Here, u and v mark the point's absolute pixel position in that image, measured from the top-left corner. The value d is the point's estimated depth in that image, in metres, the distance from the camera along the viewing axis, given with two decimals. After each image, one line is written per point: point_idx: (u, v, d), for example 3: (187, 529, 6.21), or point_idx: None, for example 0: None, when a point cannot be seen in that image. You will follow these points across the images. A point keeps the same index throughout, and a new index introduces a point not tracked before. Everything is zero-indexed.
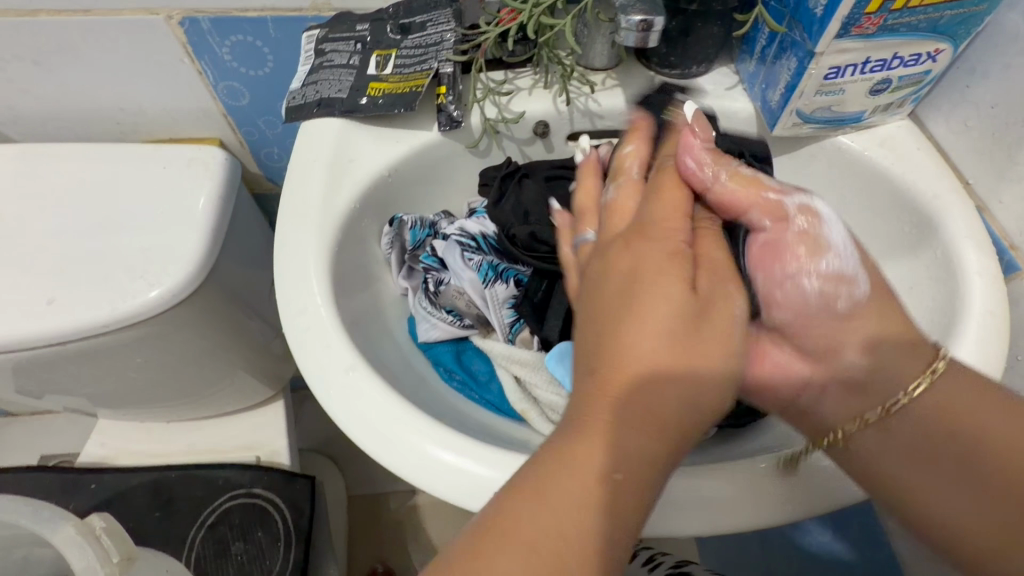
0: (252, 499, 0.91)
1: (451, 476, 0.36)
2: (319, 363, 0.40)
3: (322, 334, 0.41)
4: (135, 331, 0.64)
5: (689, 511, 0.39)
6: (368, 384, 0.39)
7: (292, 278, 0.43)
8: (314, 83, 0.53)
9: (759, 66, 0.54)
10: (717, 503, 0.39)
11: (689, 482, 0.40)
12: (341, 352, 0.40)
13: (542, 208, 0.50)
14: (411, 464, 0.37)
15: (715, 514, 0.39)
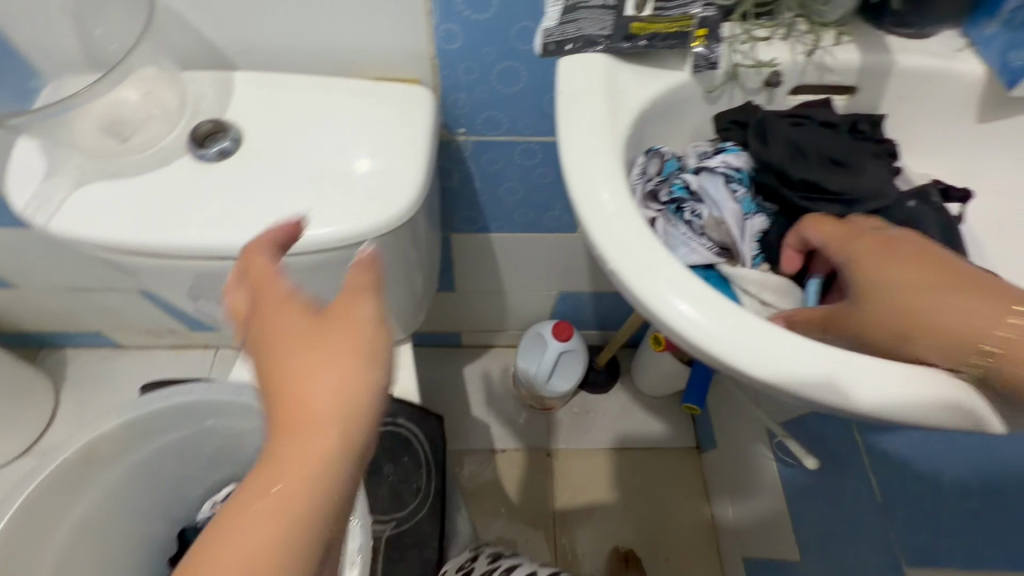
0: (398, 428, 0.98)
1: (728, 336, 0.41)
2: (616, 233, 0.45)
3: (626, 218, 0.46)
4: (361, 249, 0.71)
5: (916, 402, 0.39)
6: (657, 254, 0.45)
7: (594, 175, 0.48)
8: (573, 22, 0.57)
9: (1001, 30, 0.57)
10: (949, 406, 0.39)
11: (938, 379, 0.40)
12: (643, 237, 0.45)
13: (800, 151, 0.54)
14: (698, 322, 0.42)
15: (938, 413, 0.39)
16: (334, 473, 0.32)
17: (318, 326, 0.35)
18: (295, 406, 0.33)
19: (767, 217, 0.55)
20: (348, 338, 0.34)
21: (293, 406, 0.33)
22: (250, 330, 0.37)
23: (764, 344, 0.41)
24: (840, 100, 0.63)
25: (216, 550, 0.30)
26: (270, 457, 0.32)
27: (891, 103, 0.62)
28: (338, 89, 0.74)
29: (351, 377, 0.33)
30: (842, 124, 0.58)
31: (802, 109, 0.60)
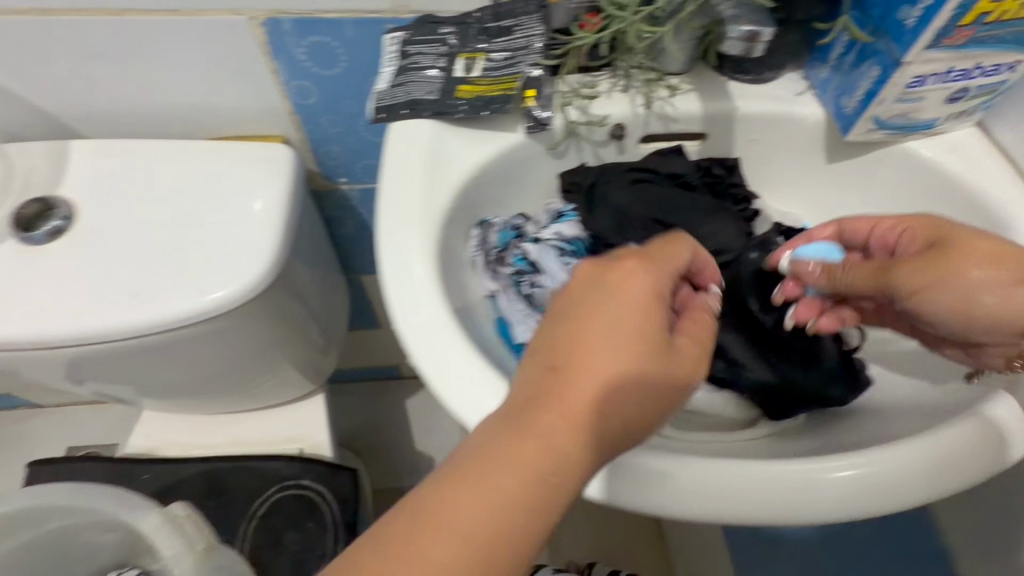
0: (301, 491, 0.92)
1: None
2: (424, 338, 0.43)
3: (427, 309, 0.44)
4: (214, 322, 0.67)
5: (739, 500, 0.41)
6: (464, 356, 0.43)
7: (401, 261, 0.46)
8: (403, 84, 0.55)
9: (832, 73, 0.56)
10: (773, 497, 0.41)
11: (762, 471, 0.41)
12: (442, 329, 0.44)
13: (628, 218, 0.55)
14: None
15: (765, 507, 0.41)
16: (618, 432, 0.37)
17: (597, 292, 0.39)
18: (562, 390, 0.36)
19: None
20: (696, 356, 0.40)
21: (555, 392, 0.36)
22: (553, 318, 0.39)
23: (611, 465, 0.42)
24: (695, 145, 0.62)
25: (466, 490, 0.33)
26: (521, 426, 0.35)
27: (743, 146, 0.62)
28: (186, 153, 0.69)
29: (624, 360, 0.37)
30: (690, 178, 0.57)
31: (651, 159, 0.59)
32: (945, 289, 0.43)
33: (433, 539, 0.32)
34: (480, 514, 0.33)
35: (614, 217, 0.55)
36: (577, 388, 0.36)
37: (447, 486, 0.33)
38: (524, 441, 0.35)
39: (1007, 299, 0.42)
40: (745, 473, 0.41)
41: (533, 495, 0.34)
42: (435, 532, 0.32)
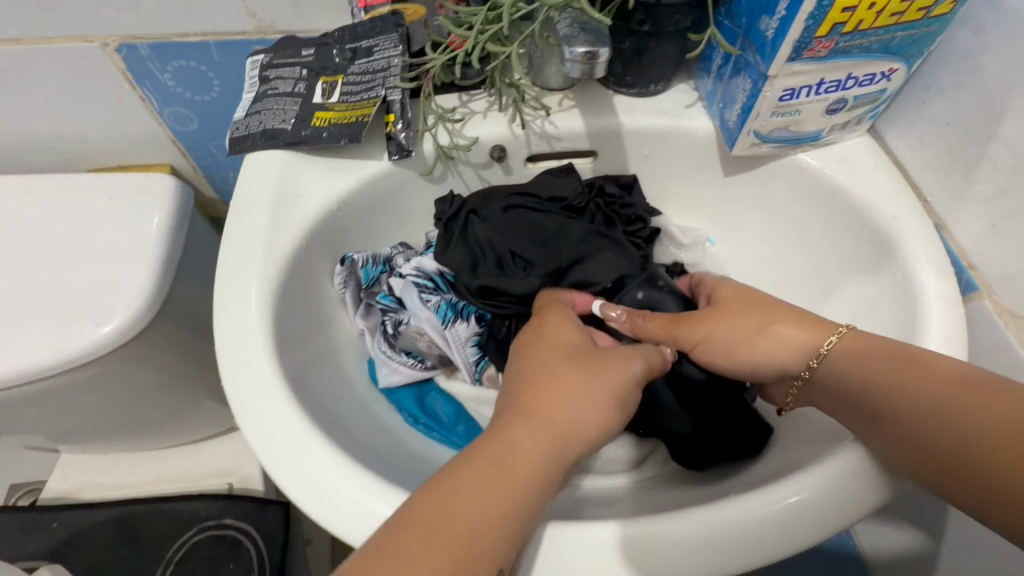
0: (222, 531, 0.87)
1: (338, 509, 0.36)
2: (253, 405, 0.39)
3: (254, 366, 0.40)
4: (88, 369, 0.62)
5: (683, 557, 0.36)
6: (297, 421, 0.39)
7: (232, 311, 0.42)
8: (257, 112, 0.51)
9: (715, 84, 0.53)
10: (707, 549, 0.36)
11: (686, 519, 0.37)
12: (270, 391, 0.39)
13: (488, 253, 0.51)
14: (310, 497, 0.37)
15: (704, 562, 0.36)
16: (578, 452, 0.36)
17: (578, 345, 0.41)
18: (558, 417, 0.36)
19: (482, 319, 0.50)
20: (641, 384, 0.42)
21: (560, 416, 0.36)
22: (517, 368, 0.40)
23: (556, 552, 0.36)
24: (587, 162, 0.59)
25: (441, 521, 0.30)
26: (495, 457, 0.33)
27: (638, 161, 0.59)
28: (66, 188, 0.67)
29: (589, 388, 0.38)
30: (573, 199, 0.54)
31: (538, 180, 0.55)
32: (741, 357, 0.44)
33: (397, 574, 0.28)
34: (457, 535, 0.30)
35: (472, 252, 0.51)
36: (561, 414, 0.36)
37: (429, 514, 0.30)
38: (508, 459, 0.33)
39: (791, 352, 0.42)
40: (699, 542, 0.36)
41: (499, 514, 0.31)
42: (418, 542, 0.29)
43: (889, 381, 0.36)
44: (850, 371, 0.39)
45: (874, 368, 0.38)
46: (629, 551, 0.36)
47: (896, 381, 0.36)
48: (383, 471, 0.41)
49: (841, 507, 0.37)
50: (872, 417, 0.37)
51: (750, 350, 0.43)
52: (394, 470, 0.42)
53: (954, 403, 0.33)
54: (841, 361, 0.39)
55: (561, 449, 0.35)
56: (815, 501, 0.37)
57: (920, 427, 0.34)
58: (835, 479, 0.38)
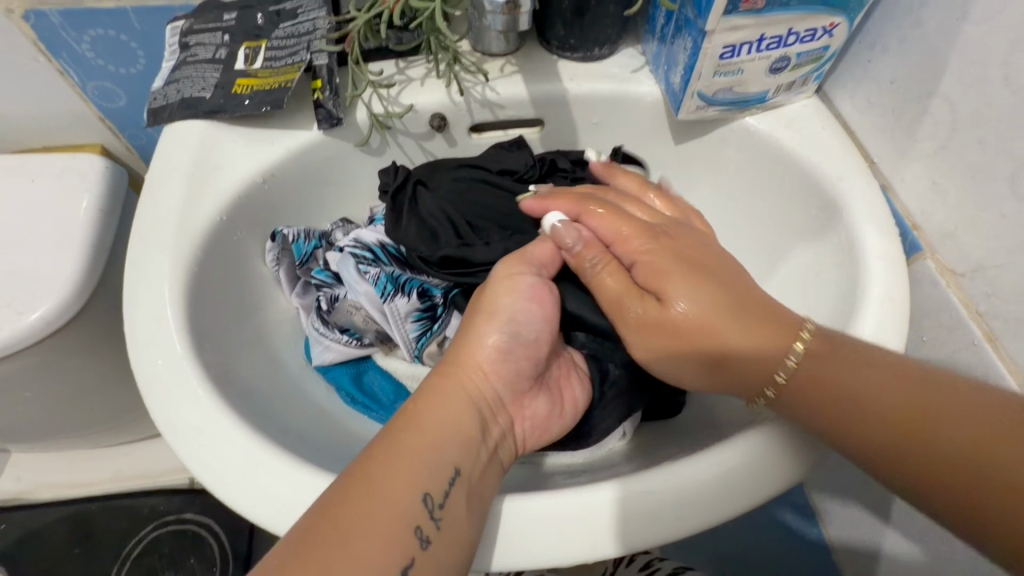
0: (182, 526, 0.84)
1: (248, 490, 0.34)
2: (164, 388, 0.37)
3: (157, 346, 0.38)
4: (13, 362, 0.59)
5: (662, 518, 0.35)
6: (210, 402, 0.37)
7: (137, 289, 0.39)
8: (175, 81, 0.47)
9: (660, 46, 0.51)
10: (684, 506, 0.35)
11: (661, 478, 0.36)
12: (184, 371, 0.37)
13: (444, 221, 0.48)
14: (222, 480, 0.35)
15: (683, 520, 0.35)
16: (489, 393, 0.39)
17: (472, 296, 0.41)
18: (459, 370, 0.39)
19: (427, 292, 0.47)
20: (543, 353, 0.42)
21: (461, 364, 0.39)
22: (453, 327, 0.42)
23: (529, 521, 0.35)
24: (533, 132, 0.57)
25: (377, 478, 0.32)
26: (411, 410, 0.36)
27: (587, 130, 0.57)
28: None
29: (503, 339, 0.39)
30: (524, 171, 0.51)
31: (487, 154, 0.53)
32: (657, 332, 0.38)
33: (355, 505, 0.31)
34: (409, 469, 0.33)
35: (426, 225, 0.48)
36: (460, 364, 0.39)
37: (380, 453, 0.34)
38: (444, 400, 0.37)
39: (752, 353, 0.37)
40: (687, 500, 0.35)
41: (442, 445, 0.35)
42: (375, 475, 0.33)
43: (858, 401, 0.34)
44: (873, 379, 0.34)
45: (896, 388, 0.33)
46: (616, 513, 0.35)
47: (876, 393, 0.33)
48: (304, 451, 0.39)
49: (815, 450, 0.37)
50: (902, 427, 0.32)
51: (688, 340, 0.37)
52: (321, 453, 0.40)
53: (913, 457, 0.32)
54: (810, 398, 0.35)
55: (470, 394, 0.38)
56: (792, 445, 0.37)
57: (934, 438, 0.31)
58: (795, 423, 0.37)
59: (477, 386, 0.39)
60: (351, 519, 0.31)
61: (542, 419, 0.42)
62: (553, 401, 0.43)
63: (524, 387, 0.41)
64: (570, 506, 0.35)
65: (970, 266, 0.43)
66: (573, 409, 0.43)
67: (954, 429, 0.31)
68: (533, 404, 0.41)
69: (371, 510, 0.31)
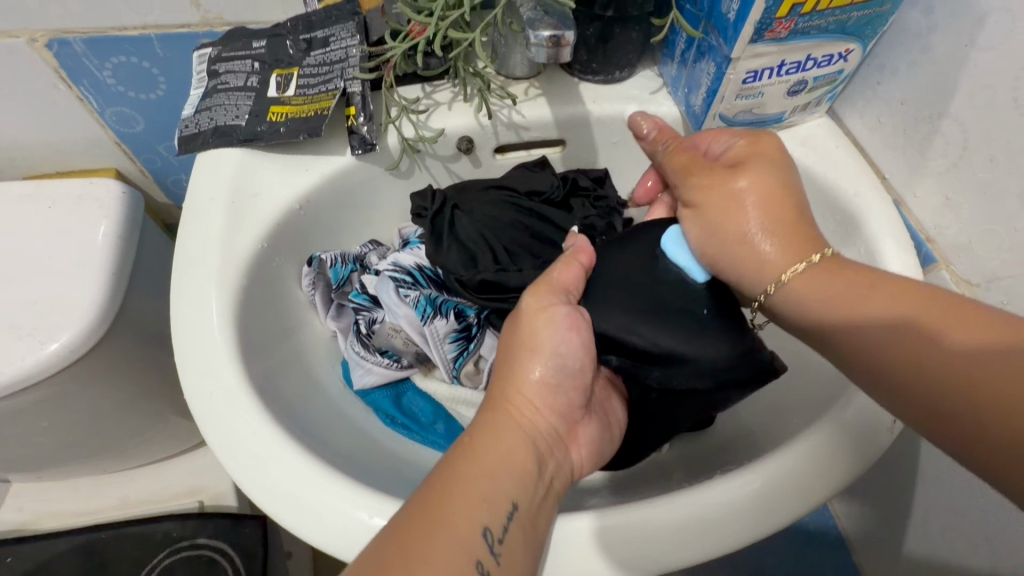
0: (196, 551, 0.79)
1: (308, 518, 0.35)
2: (215, 420, 0.37)
3: (214, 377, 0.38)
4: (36, 391, 0.58)
5: (698, 535, 0.36)
6: (264, 430, 0.37)
7: (189, 322, 0.40)
8: (207, 109, 0.48)
9: (680, 69, 0.53)
10: (721, 523, 0.36)
11: (696, 497, 0.37)
12: (235, 400, 0.37)
13: (481, 246, 0.49)
14: (282, 508, 0.35)
15: (719, 537, 0.36)
16: (540, 424, 0.40)
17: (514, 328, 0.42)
18: (509, 402, 0.39)
19: (464, 313, 0.48)
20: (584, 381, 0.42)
21: (511, 398, 0.39)
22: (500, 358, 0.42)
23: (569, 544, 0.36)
24: (554, 152, 0.58)
25: (442, 515, 0.33)
26: (467, 445, 0.37)
27: (607, 149, 0.58)
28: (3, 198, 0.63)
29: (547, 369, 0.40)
30: (551, 192, 0.52)
31: (513, 175, 0.54)
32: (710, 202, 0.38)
33: (420, 536, 0.32)
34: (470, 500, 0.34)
35: (463, 249, 0.49)
36: (511, 396, 0.39)
37: (442, 484, 0.34)
38: (497, 431, 0.38)
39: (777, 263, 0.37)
40: (694, 523, 0.36)
41: (501, 475, 0.36)
42: (438, 507, 0.33)
43: (851, 322, 0.34)
44: (833, 303, 0.35)
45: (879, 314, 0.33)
46: (616, 540, 0.36)
47: (855, 319, 0.34)
48: (361, 476, 0.39)
49: (842, 469, 0.38)
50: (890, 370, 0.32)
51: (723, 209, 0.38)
52: (372, 475, 0.40)
53: (901, 368, 0.31)
54: (815, 300, 0.35)
55: (523, 428, 0.38)
56: (821, 463, 0.38)
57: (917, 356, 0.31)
58: (825, 444, 0.39)
59: (529, 417, 0.39)
60: (414, 548, 0.31)
61: (593, 443, 0.43)
62: (600, 424, 0.44)
63: (571, 416, 0.42)
64: (569, 531, 0.36)
65: (985, 276, 0.46)
66: (619, 428, 0.45)
67: (960, 360, 0.29)
68: (583, 429, 0.43)
69: (435, 540, 0.32)
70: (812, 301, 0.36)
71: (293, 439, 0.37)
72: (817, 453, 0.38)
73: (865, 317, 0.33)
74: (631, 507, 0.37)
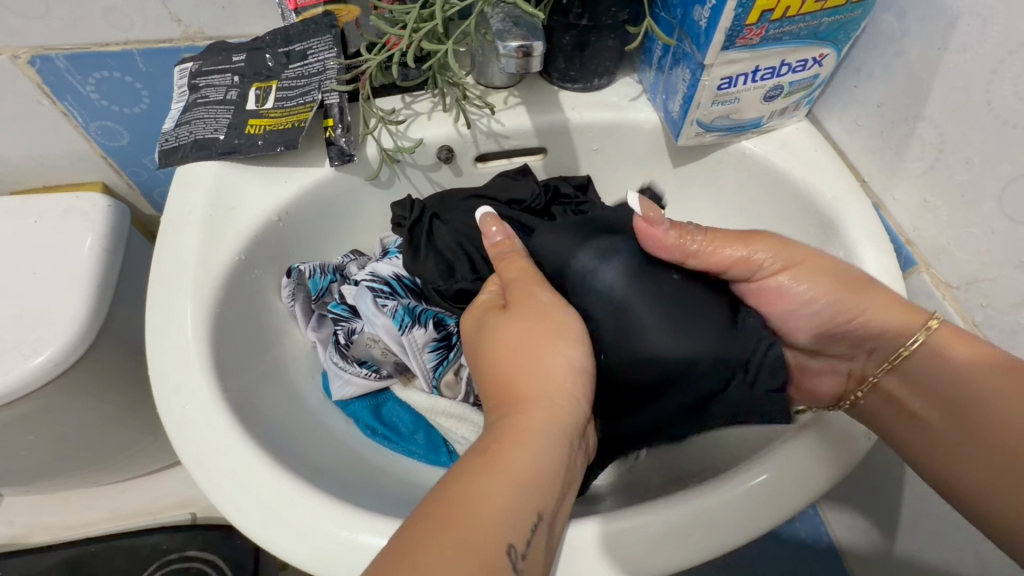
0: (186, 564, 0.78)
1: (282, 530, 0.34)
2: (190, 433, 0.37)
3: (187, 391, 0.38)
4: (21, 405, 0.58)
5: (680, 541, 0.36)
6: (239, 443, 0.37)
7: (164, 335, 0.40)
8: (186, 123, 0.48)
9: (657, 76, 0.53)
10: (703, 529, 0.36)
11: (680, 504, 0.37)
12: (210, 413, 0.37)
13: (460, 254, 0.49)
14: (256, 521, 0.35)
15: (701, 542, 0.36)
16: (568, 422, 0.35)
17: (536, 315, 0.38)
18: (532, 399, 0.35)
19: (442, 323, 0.48)
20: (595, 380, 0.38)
21: (533, 395, 0.35)
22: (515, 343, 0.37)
23: None
24: (537, 160, 0.58)
25: (463, 526, 0.29)
26: (492, 451, 0.32)
27: (588, 156, 0.58)
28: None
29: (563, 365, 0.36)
30: (531, 200, 0.52)
31: (493, 184, 0.54)
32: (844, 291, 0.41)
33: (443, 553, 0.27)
34: (494, 511, 0.30)
35: (443, 258, 0.49)
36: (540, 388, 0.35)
37: (464, 491, 0.30)
38: (523, 429, 0.33)
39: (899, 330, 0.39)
40: (680, 529, 0.36)
41: (527, 483, 0.31)
42: (460, 521, 0.29)
43: (970, 403, 0.36)
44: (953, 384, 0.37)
45: (980, 405, 0.36)
46: (603, 546, 0.35)
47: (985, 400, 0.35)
48: (335, 487, 0.39)
49: (822, 473, 0.38)
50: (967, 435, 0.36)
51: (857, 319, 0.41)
52: (348, 485, 0.40)
53: (995, 463, 0.35)
54: (919, 377, 0.39)
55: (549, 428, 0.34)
56: (797, 472, 0.38)
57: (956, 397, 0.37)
58: (804, 451, 0.38)
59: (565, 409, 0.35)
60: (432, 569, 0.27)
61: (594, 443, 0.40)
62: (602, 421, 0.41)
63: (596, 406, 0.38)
64: None
65: (964, 279, 0.46)
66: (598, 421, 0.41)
67: None
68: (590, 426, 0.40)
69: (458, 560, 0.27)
70: (915, 374, 0.39)
71: (269, 451, 0.37)
72: (794, 463, 0.38)
73: (976, 407, 0.36)
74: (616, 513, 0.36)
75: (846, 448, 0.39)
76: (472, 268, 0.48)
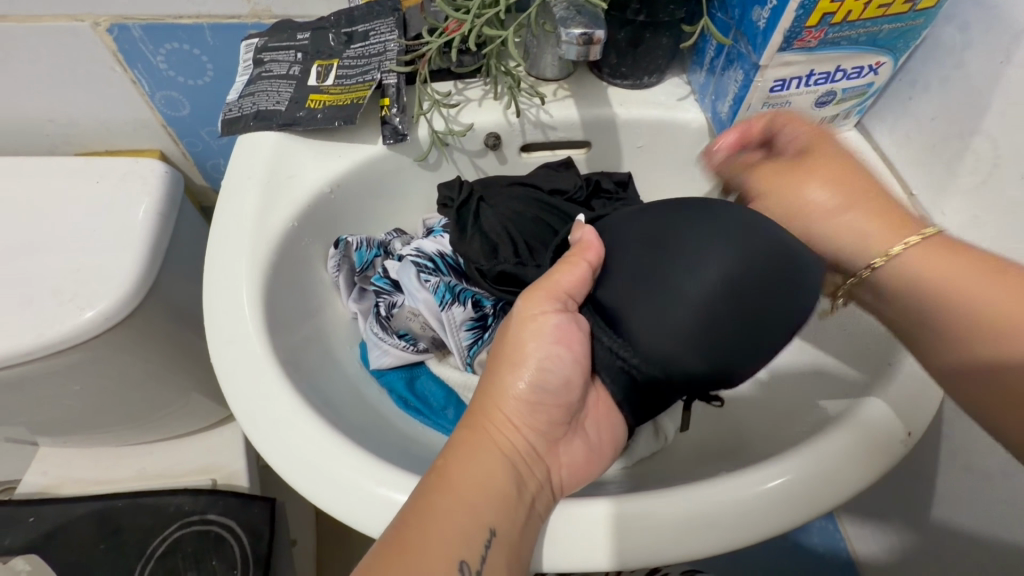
0: (206, 526, 0.80)
1: (320, 483, 0.36)
2: (239, 384, 0.38)
3: (240, 343, 0.40)
4: (70, 355, 0.61)
5: (704, 529, 0.36)
6: (285, 398, 0.38)
7: (220, 290, 0.42)
8: (251, 94, 0.50)
9: (708, 76, 0.53)
10: (730, 519, 0.36)
11: (706, 493, 0.37)
12: (259, 365, 0.39)
13: (504, 237, 0.50)
14: (297, 472, 0.36)
15: (726, 531, 0.36)
16: (520, 439, 0.39)
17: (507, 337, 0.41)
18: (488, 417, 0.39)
19: (481, 302, 0.49)
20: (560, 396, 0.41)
21: (490, 416, 0.39)
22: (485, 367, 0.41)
23: (569, 530, 0.36)
24: (581, 154, 0.59)
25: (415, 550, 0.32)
26: (440, 468, 0.36)
27: (631, 153, 0.58)
28: (58, 172, 0.67)
29: (512, 383, 0.40)
30: (574, 191, 0.53)
31: (537, 173, 0.55)
32: (840, 174, 0.44)
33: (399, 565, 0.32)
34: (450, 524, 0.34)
35: (487, 241, 0.50)
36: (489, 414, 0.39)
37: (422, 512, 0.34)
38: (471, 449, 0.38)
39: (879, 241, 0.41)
40: (703, 518, 0.36)
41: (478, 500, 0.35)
42: (416, 529, 0.33)
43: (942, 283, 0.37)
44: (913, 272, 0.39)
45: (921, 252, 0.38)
46: (625, 525, 0.36)
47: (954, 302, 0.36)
48: (371, 448, 0.40)
49: (854, 474, 0.38)
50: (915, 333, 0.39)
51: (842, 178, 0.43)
52: (384, 449, 0.41)
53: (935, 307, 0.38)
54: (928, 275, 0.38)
55: (500, 447, 0.38)
56: (827, 473, 0.38)
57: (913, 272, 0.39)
58: (835, 451, 0.38)
59: (507, 434, 0.39)
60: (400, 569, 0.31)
61: (580, 461, 0.42)
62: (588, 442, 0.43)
63: (558, 430, 0.42)
64: (579, 518, 0.36)
65: None
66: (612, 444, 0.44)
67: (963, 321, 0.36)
68: (568, 446, 0.42)
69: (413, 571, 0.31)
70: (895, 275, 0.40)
71: (314, 408, 0.38)
72: (825, 464, 0.38)
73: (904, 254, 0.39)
74: (646, 497, 0.37)
75: (879, 451, 0.38)
76: (514, 253, 0.49)
